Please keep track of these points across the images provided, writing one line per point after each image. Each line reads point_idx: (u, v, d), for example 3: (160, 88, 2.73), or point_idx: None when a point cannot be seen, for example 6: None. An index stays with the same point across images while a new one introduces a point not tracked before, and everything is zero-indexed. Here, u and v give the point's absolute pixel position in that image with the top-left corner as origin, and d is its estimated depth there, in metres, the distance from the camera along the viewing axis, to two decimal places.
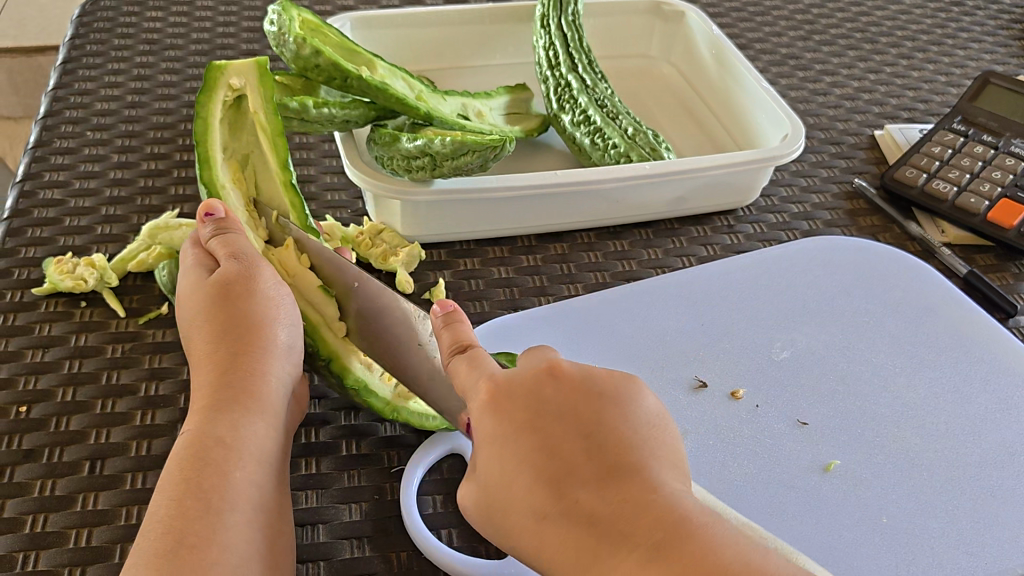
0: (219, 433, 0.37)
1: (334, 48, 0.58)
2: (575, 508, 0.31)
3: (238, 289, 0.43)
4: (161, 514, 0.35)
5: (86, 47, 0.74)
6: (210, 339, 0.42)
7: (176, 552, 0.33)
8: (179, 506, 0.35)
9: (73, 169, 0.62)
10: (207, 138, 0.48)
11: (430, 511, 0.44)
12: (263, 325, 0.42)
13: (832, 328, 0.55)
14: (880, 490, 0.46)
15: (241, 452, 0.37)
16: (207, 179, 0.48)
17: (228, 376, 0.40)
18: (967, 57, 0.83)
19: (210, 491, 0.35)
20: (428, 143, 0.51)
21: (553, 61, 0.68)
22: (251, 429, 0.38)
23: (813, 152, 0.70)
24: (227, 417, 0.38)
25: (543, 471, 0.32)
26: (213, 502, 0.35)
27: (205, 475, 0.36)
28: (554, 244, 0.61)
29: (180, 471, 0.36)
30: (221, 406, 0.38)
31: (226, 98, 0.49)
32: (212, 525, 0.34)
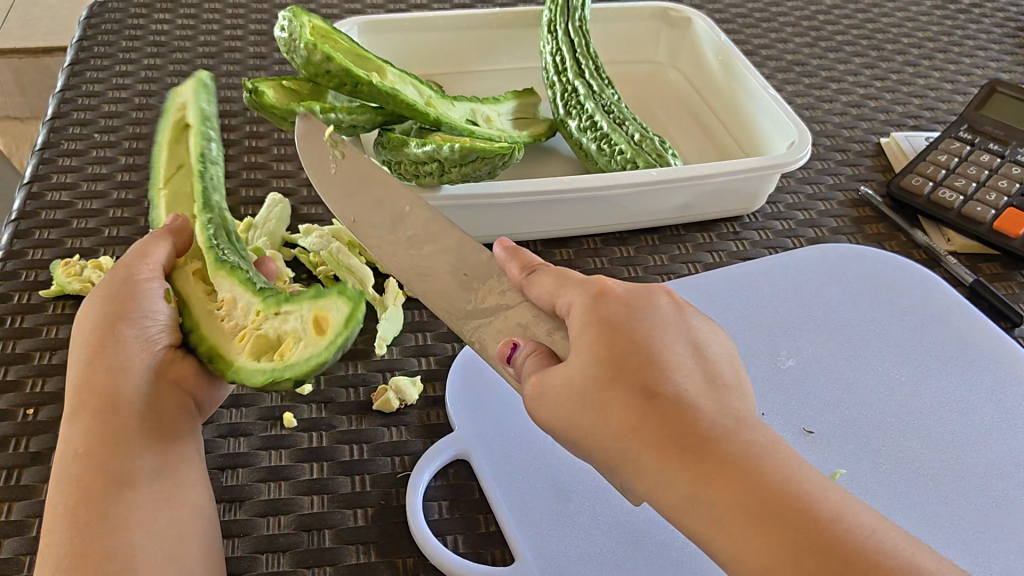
0: (83, 447, 0.38)
1: (344, 53, 0.58)
2: (681, 422, 0.32)
3: (111, 288, 0.41)
4: (51, 538, 0.36)
5: (94, 49, 0.75)
6: (79, 347, 0.40)
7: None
8: (59, 532, 0.36)
9: (80, 171, 0.62)
10: (160, 147, 0.50)
11: (437, 517, 0.44)
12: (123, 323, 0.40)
13: (837, 335, 0.55)
14: (886, 499, 0.46)
15: (112, 466, 0.38)
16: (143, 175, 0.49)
17: (87, 386, 0.39)
18: (974, 65, 0.83)
19: (82, 513, 0.36)
20: (437, 148, 0.52)
21: (560, 67, 0.68)
22: (118, 436, 0.38)
23: (819, 159, 0.70)
24: (89, 430, 0.38)
25: (641, 391, 0.33)
26: (89, 526, 0.36)
27: (77, 500, 0.37)
28: (560, 249, 0.61)
29: (59, 494, 0.37)
30: (81, 417, 0.38)
31: (174, 124, 0.51)
32: (87, 551, 0.36)
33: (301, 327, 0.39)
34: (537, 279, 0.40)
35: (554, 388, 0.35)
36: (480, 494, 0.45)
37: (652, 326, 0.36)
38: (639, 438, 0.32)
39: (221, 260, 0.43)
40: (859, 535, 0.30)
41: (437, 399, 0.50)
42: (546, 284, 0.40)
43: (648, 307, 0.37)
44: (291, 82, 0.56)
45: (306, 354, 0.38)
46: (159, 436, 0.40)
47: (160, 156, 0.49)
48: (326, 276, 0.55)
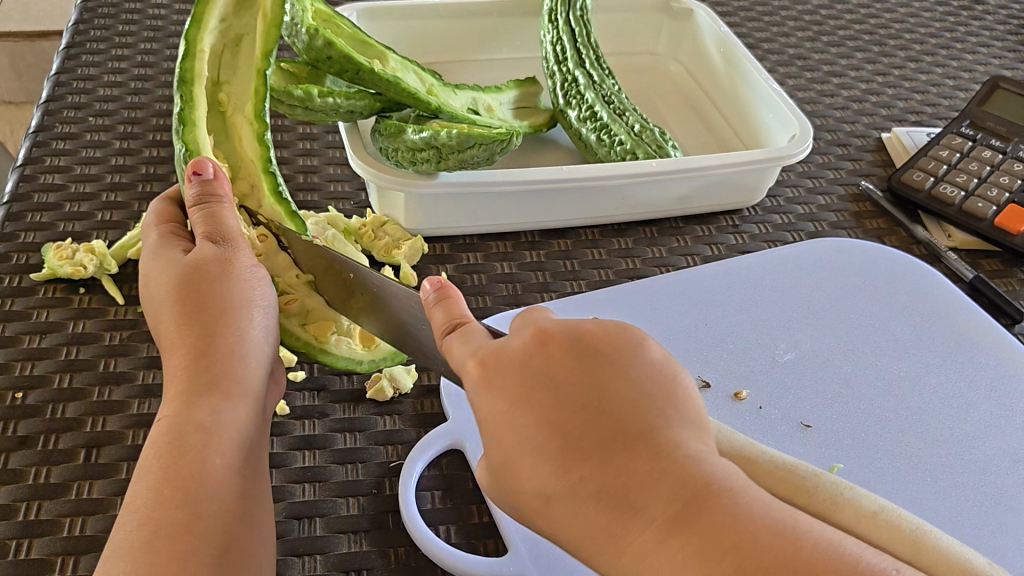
0: (198, 418, 0.36)
1: (346, 39, 0.57)
2: (606, 492, 0.27)
3: (215, 266, 0.40)
4: (138, 503, 0.33)
5: (90, 32, 0.74)
6: (177, 318, 0.39)
7: (155, 541, 0.32)
8: (156, 495, 0.33)
9: (75, 154, 0.61)
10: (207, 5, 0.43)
11: (429, 508, 0.43)
12: (240, 305, 0.39)
13: (837, 329, 0.55)
14: (883, 495, 0.46)
15: (221, 439, 0.36)
16: (189, 40, 0.42)
17: (199, 359, 0.37)
18: (976, 61, 0.82)
19: (188, 476, 0.34)
20: (434, 135, 0.51)
21: (560, 56, 0.67)
22: (229, 412, 0.37)
23: (820, 153, 0.70)
24: (203, 401, 0.36)
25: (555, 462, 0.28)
26: (191, 489, 0.34)
27: (182, 463, 0.34)
28: (558, 240, 0.60)
29: (157, 458, 0.35)
30: (194, 391, 0.36)
31: None
32: (190, 514, 0.33)
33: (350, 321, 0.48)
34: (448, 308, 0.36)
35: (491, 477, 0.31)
36: (473, 484, 0.45)
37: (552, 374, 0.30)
38: (576, 518, 0.28)
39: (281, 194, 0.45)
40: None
41: (431, 388, 0.49)
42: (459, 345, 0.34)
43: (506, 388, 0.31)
44: (289, 66, 0.55)
45: (349, 353, 0.47)
46: (258, 433, 0.39)
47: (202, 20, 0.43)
48: None
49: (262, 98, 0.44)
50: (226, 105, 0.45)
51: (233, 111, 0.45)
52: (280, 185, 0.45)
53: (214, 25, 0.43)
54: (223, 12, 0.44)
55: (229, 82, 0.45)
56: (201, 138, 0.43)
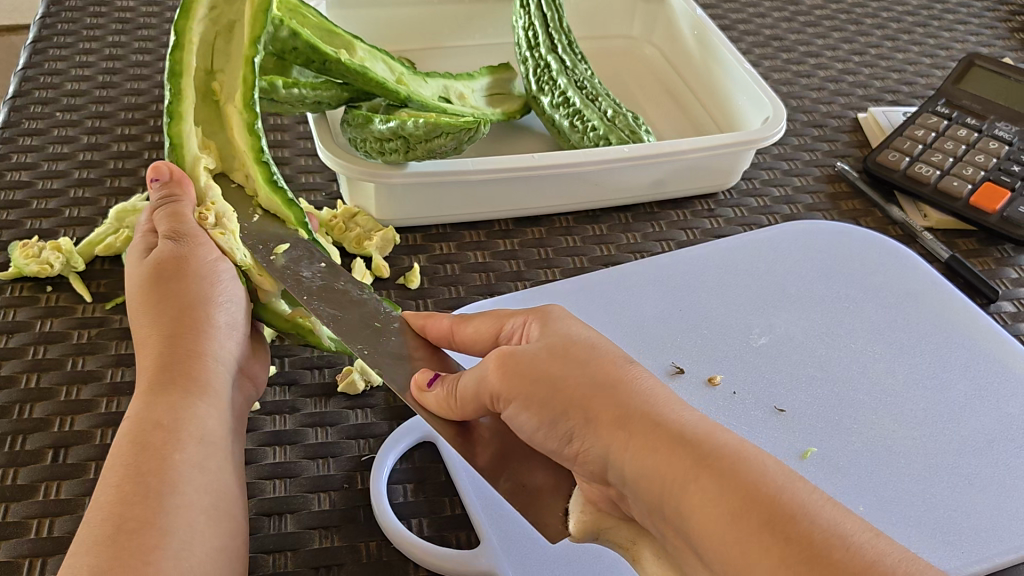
0: (158, 415, 0.35)
1: (312, 29, 0.56)
2: None
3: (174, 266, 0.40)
4: (102, 500, 0.33)
5: (57, 26, 0.73)
6: (142, 323, 0.39)
7: (115, 536, 0.31)
8: (118, 491, 0.33)
9: (41, 150, 0.61)
10: None
11: (400, 501, 0.43)
12: (200, 302, 0.40)
13: (811, 311, 0.55)
14: (857, 478, 0.46)
15: (184, 434, 0.35)
16: (178, 31, 0.43)
17: (160, 359, 0.37)
18: (953, 39, 0.82)
19: (149, 473, 0.34)
20: (401, 124, 0.51)
21: (532, 42, 0.66)
22: (192, 409, 0.36)
23: (796, 135, 0.69)
24: (164, 399, 0.36)
25: None
26: (154, 483, 0.33)
27: (143, 459, 0.34)
28: (532, 227, 0.60)
29: (120, 456, 0.34)
30: (154, 389, 0.36)
31: None
32: (154, 508, 0.33)
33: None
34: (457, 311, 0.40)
35: None
36: (445, 476, 0.45)
37: None
38: None
39: (274, 182, 0.45)
40: None
41: None
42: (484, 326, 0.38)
43: (577, 334, 0.35)
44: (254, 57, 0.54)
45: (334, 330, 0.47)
46: (228, 432, 0.38)
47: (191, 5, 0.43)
48: None
49: (251, 86, 0.44)
50: (219, 94, 0.45)
51: (226, 100, 0.45)
52: (274, 175, 0.45)
53: (202, 14, 0.43)
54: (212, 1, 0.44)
55: (223, 71, 0.45)
56: (187, 132, 0.44)
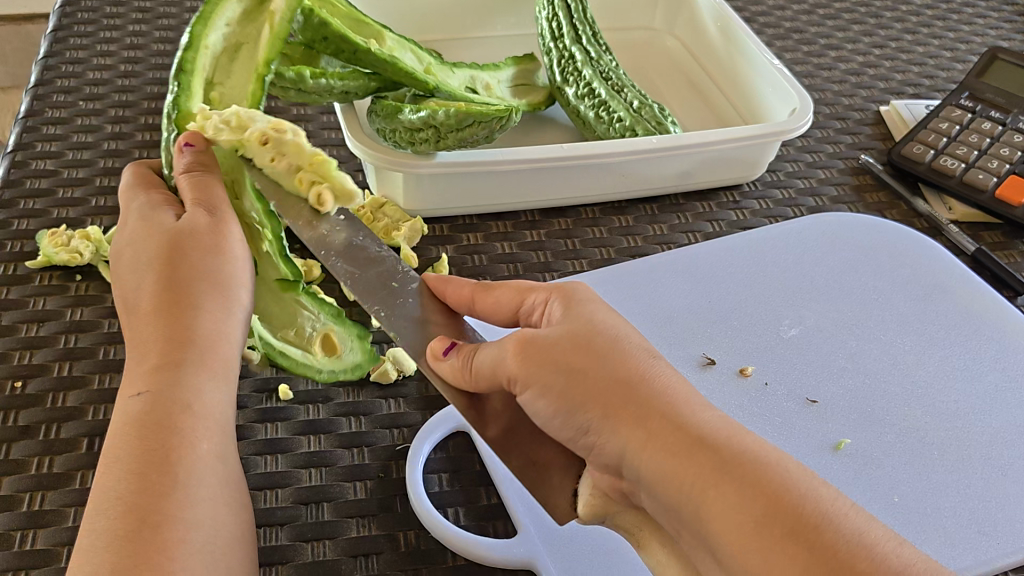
0: (182, 395, 0.34)
1: (342, 19, 0.56)
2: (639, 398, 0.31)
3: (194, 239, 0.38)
4: (121, 487, 0.31)
5: (77, 15, 0.73)
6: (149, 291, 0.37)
7: (140, 531, 0.30)
8: (139, 480, 0.31)
9: (66, 139, 0.60)
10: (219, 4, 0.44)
11: (437, 490, 0.43)
12: (222, 281, 0.38)
13: (840, 303, 0.55)
14: (892, 469, 0.46)
15: (204, 421, 0.34)
16: (194, 33, 0.43)
17: (180, 332, 0.35)
18: (973, 33, 0.82)
19: (174, 462, 0.32)
20: (432, 114, 0.50)
21: (556, 33, 0.66)
22: (211, 393, 0.35)
23: (819, 127, 0.69)
24: (189, 379, 0.34)
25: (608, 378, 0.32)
26: (180, 474, 0.32)
27: (167, 446, 0.32)
28: (558, 218, 0.60)
29: (137, 441, 0.32)
30: (176, 366, 0.34)
31: None
32: (179, 501, 0.31)
33: (312, 330, 0.46)
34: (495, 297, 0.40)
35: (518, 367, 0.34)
36: (480, 466, 0.45)
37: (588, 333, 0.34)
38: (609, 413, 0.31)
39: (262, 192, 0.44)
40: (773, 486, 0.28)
41: None
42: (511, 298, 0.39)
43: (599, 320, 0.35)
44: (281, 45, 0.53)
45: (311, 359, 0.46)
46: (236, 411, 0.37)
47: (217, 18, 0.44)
48: None
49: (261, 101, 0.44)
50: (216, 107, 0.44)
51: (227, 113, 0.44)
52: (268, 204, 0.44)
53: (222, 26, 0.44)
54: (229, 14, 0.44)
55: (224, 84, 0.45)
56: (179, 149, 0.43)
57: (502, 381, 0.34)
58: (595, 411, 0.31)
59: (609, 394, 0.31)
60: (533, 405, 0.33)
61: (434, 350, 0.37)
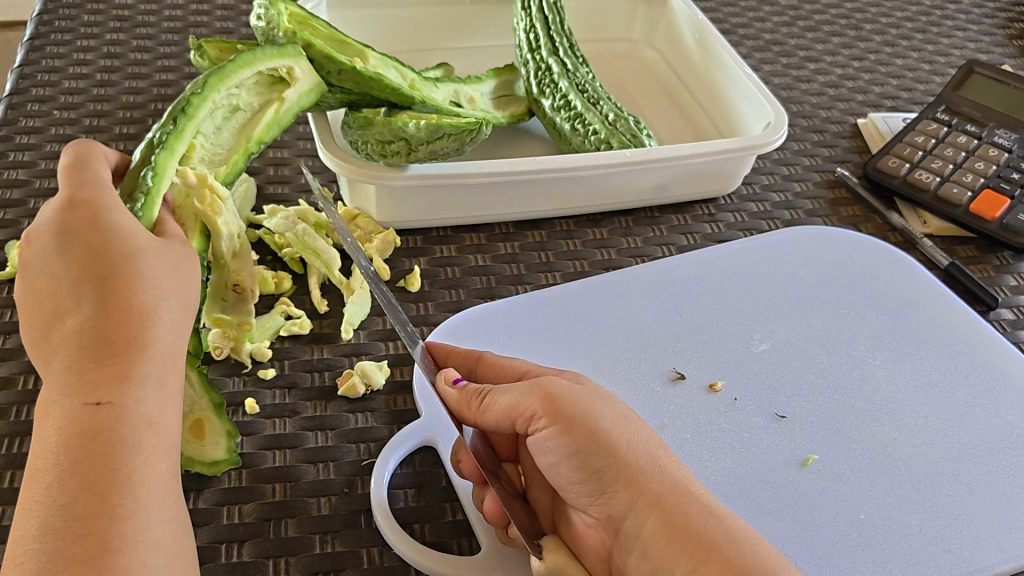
0: (135, 413, 0.34)
1: (323, 40, 0.55)
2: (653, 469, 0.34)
3: (142, 260, 0.38)
4: (74, 508, 0.31)
5: (55, 23, 0.73)
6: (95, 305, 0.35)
7: (98, 554, 0.30)
8: (91, 503, 0.31)
9: (39, 149, 0.60)
10: (242, 64, 0.47)
11: (402, 506, 0.43)
12: (167, 302, 0.38)
13: (812, 317, 0.55)
14: (859, 486, 0.46)
15: (154, 435, 0.34)
16: (208, 83, 0.46)
17: (129, 347, 0.35)
18: (952, 46, 0.82)
19: (132, 482, 0.32)
20: (404, 126, 0.51)
21: (533, 44, 0.66)
22: (161, 409, 0.35)
23: (796, 140, 0.69)
24: (136, 393, 0.34)
25: (625, 444, 0.35)
26: (138, 494, 0.32)
27: (120, 466, 0.32)
28: (532, 231, 0.59)
29: (90, 461, 0.32)
30: (123, 382, 0.34)
31: (273, 75, 0.50)
32: (136, 523, 0.31)
33: (188, 409, 0.42)
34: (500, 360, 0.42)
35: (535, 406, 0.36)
36: (447, 481, 0.44)
37: (606, 400, 0.37)
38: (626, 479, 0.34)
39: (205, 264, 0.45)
40: (768, 564, 0.31)
41: (404, 384, 0.49)
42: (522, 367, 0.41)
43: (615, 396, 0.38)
44: (244, 45, 0.54)
45: None
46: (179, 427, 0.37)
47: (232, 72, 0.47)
48: (292, 256, 0.54)
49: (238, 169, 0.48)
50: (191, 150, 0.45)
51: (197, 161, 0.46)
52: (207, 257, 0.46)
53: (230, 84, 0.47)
54: (241, 80, 0.48)
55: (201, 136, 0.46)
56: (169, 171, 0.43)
57: (517, 422, 0.36)
58: (613, 465, 0.34)
59: (629, 455, 0.34)
60: (551, 444, 0.35)
61: (445, 375, 0.39)
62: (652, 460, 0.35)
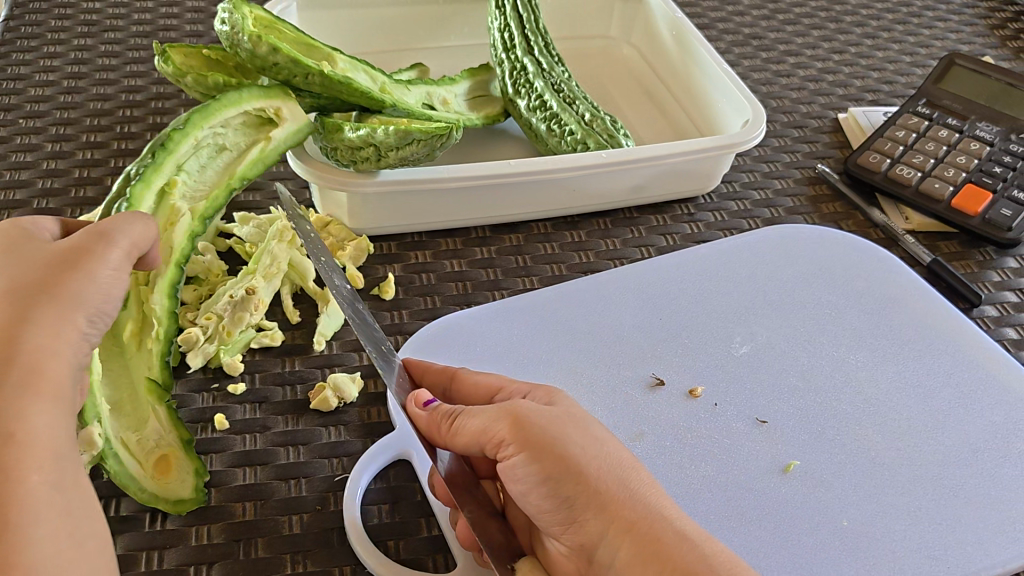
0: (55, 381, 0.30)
1: (290, 44, 0.54)
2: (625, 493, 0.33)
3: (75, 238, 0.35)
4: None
5: (20, 29, 0.71)
6: (34, 264, 0.33)
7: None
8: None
9: (3, 159, 0.59)
10: (226, 104, 0.47)
11: (375, 523, 0.42)
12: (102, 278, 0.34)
13: (793, 318, 0.54)
14: (842, 491, 0.45)
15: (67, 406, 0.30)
16: (190, 121, 0.46)
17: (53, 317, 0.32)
18: (933, 37, 0.81)
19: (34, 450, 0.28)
20: (371, 132, 0.49)
21: (508, 44, 0.65)
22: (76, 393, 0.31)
23: (776, 136, 0.69)
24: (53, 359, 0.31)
25: (595, 467, 0.34)
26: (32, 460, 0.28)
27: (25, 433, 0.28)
28: (509, 234, 0.58)
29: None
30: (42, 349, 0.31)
31: (259, 114, 0.50)
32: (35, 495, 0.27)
33: (154, 444, 0.41)
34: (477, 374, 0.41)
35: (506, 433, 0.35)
36: (422, 496, 0.44)
37: (579, 422, 0.36)
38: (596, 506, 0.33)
39: (175, 291, 0.44)
40: None
41: (378, 396, 0.48)
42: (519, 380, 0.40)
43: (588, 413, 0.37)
44: (211, 51, 0.53)
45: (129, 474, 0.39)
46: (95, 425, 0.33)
47: (214, 111, 0.47)
48: None
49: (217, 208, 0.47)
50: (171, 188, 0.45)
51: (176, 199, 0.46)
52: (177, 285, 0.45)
53: (212, 125, 0.47)
54: (225, 119, 0.48)
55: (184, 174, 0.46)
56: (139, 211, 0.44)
57: (485, 447, 0.35)
58: (583, 490, 0.33)
59: (599, 479, 0.33)
60: (519, 471, 0.34)
61: (416, 396, 0.38)
62: (626, 482, 0.34)
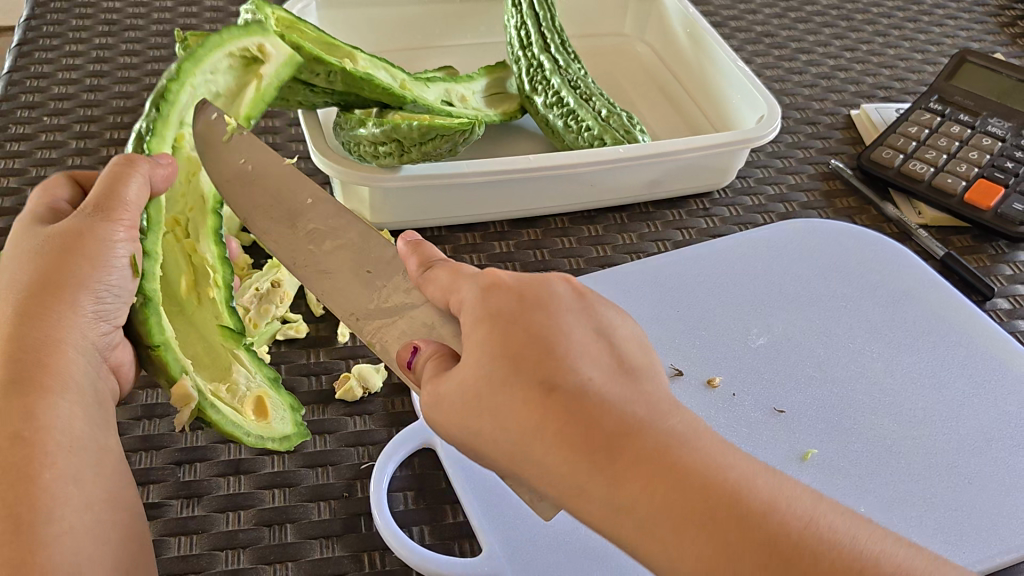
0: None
1: (311, 43, 0.54)
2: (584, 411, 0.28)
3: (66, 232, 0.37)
4: None
5: (42, 29, 0.72)
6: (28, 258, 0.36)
7: None
8: None
9: (30, 156, 0.60)
10: (215, 46, 0.44)
11: (401, 509, 0.43)
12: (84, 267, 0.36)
13: (809, 311, 0.55)
14: (857, 479, 0.46)
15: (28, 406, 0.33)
16: (183, 69, 0.43)
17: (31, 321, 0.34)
18: (943, 34, 0.82)
19: None
20: (395, 127, 0.50)
21: (524, 41, 0.66)
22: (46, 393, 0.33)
23: (789, 132, 0.69)
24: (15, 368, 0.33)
25: (541, 385, 0.29)
26: None
27: None
28: (527, 229, 0.59)
29: None
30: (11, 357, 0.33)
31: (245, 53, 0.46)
32: None
33: (244, 389, 0.43)
34: (432, 279, 0.36)
35: (450, 392, 0.31)
36: (446, 484, 0.44)
37: (519, 331, 0.30)
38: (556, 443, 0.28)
39: (220, 238, 0.44)
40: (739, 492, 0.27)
41: (401, 386, 0.49)
42: (442, 281, 0.35)
43: (535, 323, 0.31)
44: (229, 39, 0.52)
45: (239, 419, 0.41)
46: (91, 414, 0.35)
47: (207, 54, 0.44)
48: None
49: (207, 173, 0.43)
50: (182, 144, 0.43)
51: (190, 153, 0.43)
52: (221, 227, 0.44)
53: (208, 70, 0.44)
54: (215, 64, 0.44)
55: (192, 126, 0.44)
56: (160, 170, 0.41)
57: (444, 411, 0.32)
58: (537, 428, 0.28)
59: (547, 408, 0.28)
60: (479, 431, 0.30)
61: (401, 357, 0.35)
62: (590, 388, 0.29)
